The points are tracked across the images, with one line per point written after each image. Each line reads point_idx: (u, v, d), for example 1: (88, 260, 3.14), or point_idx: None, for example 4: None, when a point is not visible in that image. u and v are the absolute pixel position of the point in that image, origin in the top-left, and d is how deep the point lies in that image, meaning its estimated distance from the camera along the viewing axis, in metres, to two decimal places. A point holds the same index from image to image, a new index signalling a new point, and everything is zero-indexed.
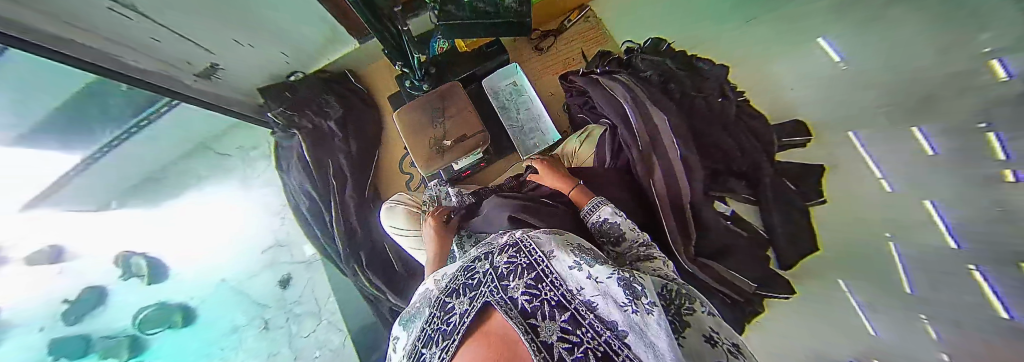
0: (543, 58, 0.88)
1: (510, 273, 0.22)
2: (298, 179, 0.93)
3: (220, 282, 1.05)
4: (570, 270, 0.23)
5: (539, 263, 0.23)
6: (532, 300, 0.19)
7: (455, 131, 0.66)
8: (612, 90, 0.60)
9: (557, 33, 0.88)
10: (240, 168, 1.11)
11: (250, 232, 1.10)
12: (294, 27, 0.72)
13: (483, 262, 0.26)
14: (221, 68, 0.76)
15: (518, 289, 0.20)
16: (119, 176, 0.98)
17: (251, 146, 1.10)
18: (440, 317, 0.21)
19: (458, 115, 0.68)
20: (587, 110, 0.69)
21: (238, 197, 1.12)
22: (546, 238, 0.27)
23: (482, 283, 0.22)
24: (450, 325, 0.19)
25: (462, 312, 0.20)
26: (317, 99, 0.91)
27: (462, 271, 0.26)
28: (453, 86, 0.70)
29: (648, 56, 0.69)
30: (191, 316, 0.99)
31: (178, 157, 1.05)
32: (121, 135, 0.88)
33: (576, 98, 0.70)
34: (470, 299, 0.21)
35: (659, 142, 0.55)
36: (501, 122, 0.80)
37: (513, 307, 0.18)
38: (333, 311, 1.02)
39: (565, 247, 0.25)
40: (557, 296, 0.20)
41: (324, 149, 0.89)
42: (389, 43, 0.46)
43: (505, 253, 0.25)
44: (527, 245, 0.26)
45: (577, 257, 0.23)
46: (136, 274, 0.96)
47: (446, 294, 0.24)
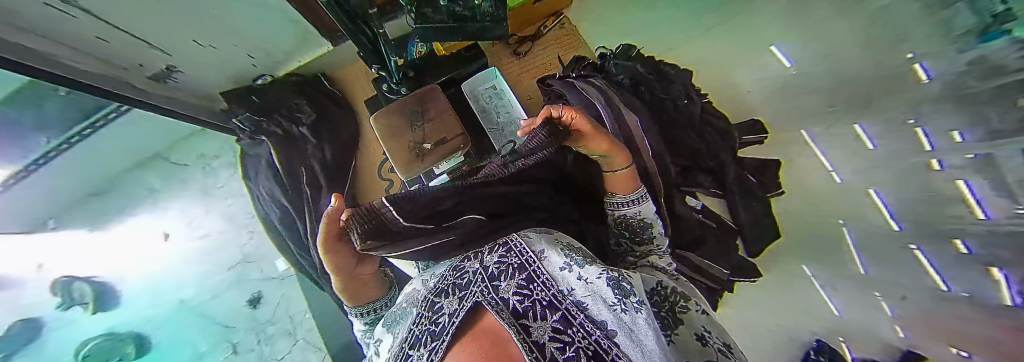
0: (521, 63, 0.85)
1: (501, 273, 0.23)
2: (268, 188, 0.88)
3: (178, 304, 0.95)
4: (561, 271, 0.23)
5: (530, 264, 0.23)
6: (524, 300, 0.19)
7: (435, 134, 0.68)
8: (586, 92, 0.60)
9: (535, 38, 0.86)
10: (200, 178, 1.02)
11: (212, 249, 1.00)
12: (262, 31, 0.69)
13: (472, 262, 0.26)
14: (179, 71, 0.72)
15: (510, 289, 0.21)
16: (57, 193, 0.86)
17: (212, 154, 1.01)
18: (429, 316, 0.21)
19: (439, 118, 0.69)
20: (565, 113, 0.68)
21: (196, 209, 1.01)
22: (536, 237, 0.28)
23: (472, 283, 0.22)
24: (438, 324, 0.19)
25: (451, 311, 0.20)
26: (288, 103, 0.87)
27: (451, 271, 0.26)
28: (433, 89, 0.71)
29: (620, 61, 0.67)
30: (145, 346, 0.91)
31: (127, 168, 0.96)
32: (56, 146, 0.76)
33: (552, 102, 0.67)
34: (459, 298, 0.21)
35: (634, 143, 0.55)
36: (482, 126, 0.78)
37: (505, 307, 0.19)
38: (310, 328, 0.96)
39: (557, 246, 0.26)
40: (549, 296, 0.20)
41: (296, 156, 0.86)
42: (365, 46, 0.44)
43: (496, 253, 0.26)
44: (517, 245, 0.26)
45: (568, 258, 0.24)
46: (76, 302, 0.89)
47: (435, 294, 0.24)
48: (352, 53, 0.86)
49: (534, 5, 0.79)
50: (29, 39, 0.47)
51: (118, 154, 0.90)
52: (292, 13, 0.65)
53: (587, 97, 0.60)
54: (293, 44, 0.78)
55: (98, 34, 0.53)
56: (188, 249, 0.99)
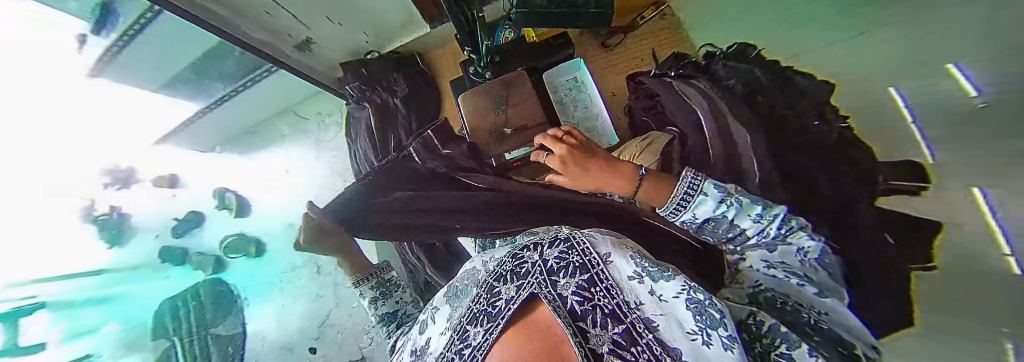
0: (609, 56, 0.87)
1: (560, 268, 0.23)
2: (362, 146, 1.01)
3: (286, 225, 1.18)
4: (630, 281, 0.22)
5: (594, 266, 0.23)
6: (583, 302, 0.20)
7: (517, 120, 0.77)
8: (682, 93, 0.70)
9: (629, 29, 0.86)
10: (315, 131, 1.30)
11: (317, 187, 1.24)
12: (373, 7, 0.82)
13: (530, 253, 0.27)
14: (314, 42, 0.90)
15: (568, 287, 0.22)
16: (227, 127, 1.20)
17: (327, 113, 1.26)
18: (487, 297, 0.24)
19: (522, 103, 0.77)
20: (653, 114, 0.74)
21: (310, 154, 1.29)
22: (601, 238, 0.26)
23: (529, 273, 0.24)
24: (495, 307, 0.22)
25: (507, 297, 0.22)
26: (388, 77, 0.99)
27: (510, 258, 0.28)
28: (518, 75, 0.78)
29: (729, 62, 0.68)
30: (262, 249, 1.13)
31: (271, 116, 1.27)
32: (235, 89, 1.08)
33: (642, 101, 0.77)
34: (516, 286, 0.23)
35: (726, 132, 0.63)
36: (559, 118, 0.80)
37: (560, 305, 0.20)
38: None
39: (626, 253, 0.24)
40: (612, 304, 0.20)
41: (388, 123, 0.98)
42: (463, 27, 0.47)
43: (556, 247, 0.26)
44: (580, 242, 0.26)
45: (638, 268, 0.23)
46: (226, 207, 1.13)
47: (494, 278, 0.27)
48: (446, 34, 0.95)
49: None
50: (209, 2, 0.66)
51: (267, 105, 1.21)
52: None
53: (682, 97, 0.70)
54: (399, 25, 0.92)
55: (267, 10, 0.74)
56: (292, 186, 1.25)
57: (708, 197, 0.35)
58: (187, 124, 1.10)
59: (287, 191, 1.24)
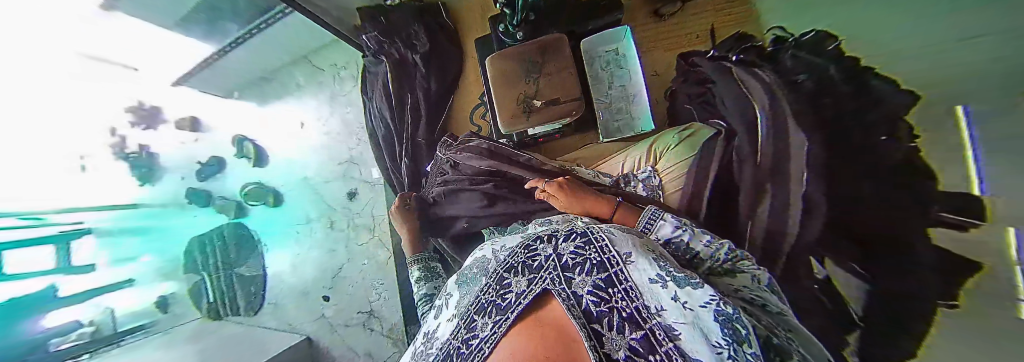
0: (658, 27, 0.78)
1: (574, 265, 0.24)
2: (378, 105, 0.99)
3: (302, 178, 1.24)
4: (651, 284, 0.20)
5: (611, 265, 0.22)
6: (598, 303, 0.20)
7: (549, 93, 0.66)
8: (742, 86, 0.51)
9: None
10: (331, 84, 1.22)
11: (332, 142, 1.24)
12: None
13: (544, 246, 0.27)
14: None
15: (583, 287, 0.22)
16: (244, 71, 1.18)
17: (342, 64, 1.19)
18: (498, 288, 0.26)
19: (557, 74, 0.67)
20: (702, 101, 0.63)
21: (325, 108, 1.24)
22: (621, 235, 0.25)
23: (542, 268, 0.25)
24: (506, 300, 0.24)
25: (519, 291, 0.24)
26: (408, 30, 0.93)
27: (522, 249, 0.28)
28: (557, 39, 0.67)
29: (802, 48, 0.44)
30: (279, 199, 1.22)
31: (284, 63, 1.20)
32: (248, 31, 1.02)
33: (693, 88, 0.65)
34: (528, 280, 0.24)
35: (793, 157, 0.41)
36: (592, 96, 0.75)
37: (575, 304, 0.20)
38: (385, 230, 1.15)
39: (646, 252, 0.22)
40: (630, 307, 0.19)
41: (406, 82, 0.94)
42: None
43: (572, 241, 0.26)
44: (597, 238, 0.25)
45: (662, 268, 0.20)
46: (243, 155, 1.21)
47: (504, 269, 0.27)
48: None
49: None
50: None
51: (283, 52, 1.15)
52: None
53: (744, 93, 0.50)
54: None
55: None
56: (308, 138, 1.25)
57: (665, 223, 0.37)
58: (203, 66, 1.09)
59: (304, 142, 1.25)
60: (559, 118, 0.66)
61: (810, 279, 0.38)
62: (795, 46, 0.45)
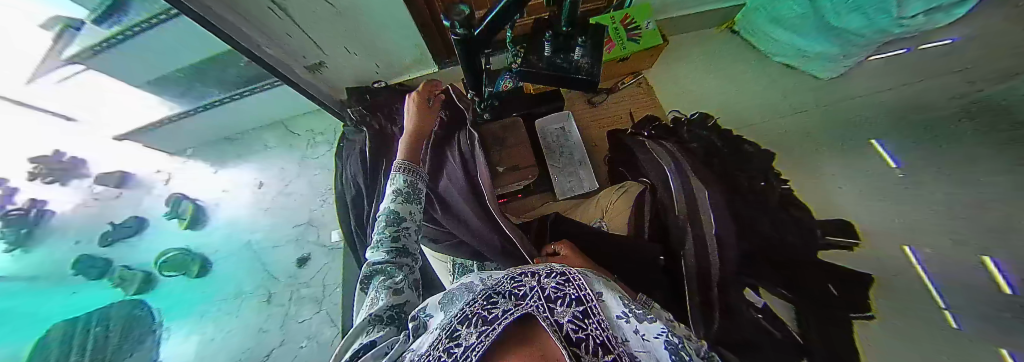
0: (593, 110, 1.01)
1: (557, 299, 0.24)
2: (351, 169, 0.99)
3: (245, 244, 1.08)
4: (618, 319, 0.24)
5: (587, 300, 0.25)
6: (578, 331, 0.22)
7: (509, 160, 0.76)
8: (655, 153, 0.71)
9: (611, 91, 1.03)
10: (302, 146, 1.25)
11: (289, 206, 1.15)
12: (392, 48, 0.89)
13: (529, 278, 0.27)
14: (325, 66, 0.93)
15: (565, 316, 0.23)
16: (208, 131, 1.14)
17: (319, 130, 1.25)
18: (481, 305, 0.25)
19: (516, 147, 0.77)
20: (627, 165, 0.80)
21: (291, 170, 1.22)
22: (593, 277, 0.29)
23: (528, 296, 0.25)
24: (493, 314, 0.23)
25: (506, 310, 0.23)
26: (390, 106, 1.02)
27: (508, 279, 0.28)
28: (515, 121, 0.80)
29: (694, 129, 0.73)
30: (207, 269, 1.01)
31: (257, 127, 1.22)
32: (219, 99, 1.04)
33: (621, 154, 0.82)
34: (516, 304, 0.24)
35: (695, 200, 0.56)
36: (546, 162, 0.86)
37: (559, 330, 0.21)
38: (336, 302, 1.01)
39: (613, 293, 0.27)
40: (602, 336, 0.22)
41: (382, 149, 0.96)
42: (471, 70, 0.51)
43: (553, 277, 0.27)
44: (576, 278, 0.27)
45: (627, 309, 0.25)
46: (176, 216, 1.04)
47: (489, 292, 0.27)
48: (454, 77, 1.05)
49: (617, 62, 0.92)
50: (229, 16, 0.69)
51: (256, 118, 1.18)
52: (419, 40, 0.86)
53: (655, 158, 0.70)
54: (409, 63, 0.98)
55: (288, 33, 0.78)
56: (263, 203, 1.16)
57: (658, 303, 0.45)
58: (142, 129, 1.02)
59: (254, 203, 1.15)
60: (519, 182, 0.75)
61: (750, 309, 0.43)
62: (690, 123, 0.75)
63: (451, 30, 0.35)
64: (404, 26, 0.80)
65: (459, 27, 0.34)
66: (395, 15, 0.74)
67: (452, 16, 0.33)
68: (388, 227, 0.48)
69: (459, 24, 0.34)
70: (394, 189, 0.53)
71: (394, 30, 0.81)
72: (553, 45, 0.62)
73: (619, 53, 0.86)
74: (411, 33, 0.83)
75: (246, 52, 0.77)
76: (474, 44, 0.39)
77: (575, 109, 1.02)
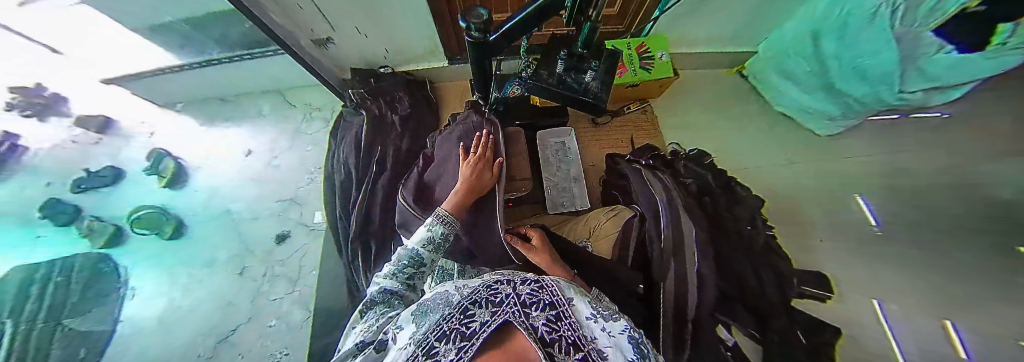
0: (595, 130, 0.99)
1: (532, 304, 0.23)
2: (345, 150, 0.98)
3: (225, 211, 1.05)
4: (587, 319, 0.23)
5: (560, 304, 0.24)
6: (551, 332, 0.20)
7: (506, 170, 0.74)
8: (651, 182, 0.67)
9: (616, 114, 1.01)
10: (298, 119, 1.22)
11: (277, 179, 1.13)
12: (404, 37, 0.89)
13: (505, 286, 0.25)
14: (333, 42, 0.91)
15: (540, 319, 0.21)
16: (204, 89, 1.13)
17: (318, 105, 1.23)
18: (458, 318, 0.21)
19: (515, 158, 0.76)
20: (621, 190, 0.77)
21: (283, 141, 1.19)
22: (565, 285, 0.28)
23: (505, 303, 0.22)
24: (470, 328, 0.19)
25: (483, 320, 0.20)
26: (393, 93, 1.01)
27: (484, 288, 0.25)
28: (517, 131, 0.79)
29: (690, 163, 0.75)
30: (182, 231, 0.97)
31: (253, 91, 1.19)
32: (218, 58, 1.02)
33: (616, 176, 0.80)
34: (491, 312, 0.21)
35: (680, 228, 0.54)
36: (541, 174, 0.85)
37: (534, 333, 0.19)
38: (310, 284, 0.99)
39: (583, 297, 0.26)
40: (573, 336, 0.20)
41: (380, 136, 0.95)
42: (480, 71, 0.49)
43: (527, 284, 0.25)
44: (549, 284, 0.26)
45: (594, 310, 0.24)
46: (156, 172, 1.01)
47: (467, 302, 0.23)
48: (461, 73, 1.07)
49: (625, 87, 0.92)
50: None
51: (255, 81, 1.14)
52: (433, 33, 0.86)
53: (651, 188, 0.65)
54: (419, 53, 0.98)
55: (300, 4, 0.73)
56: (249, 171, 1.13)
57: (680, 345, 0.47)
58: (132, 75, 1.00)
59: (238, 169, 1.12)
60: (512, 193, 0.73)
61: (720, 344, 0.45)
62: (687, 158, 0.77)
63: (469, 37, 0.34)
64: (421, 20, 0.80)
65: (476, 31, 0.33)
66: (414, 8, 0.74)
67: (471, 19, 0.31)
68: (407, 267, 0.44)
69: (478, 28, 0.32)
70: (427, 234, 0.46)
71: (409, 21, 0.81)
72: (567, 64, 0.61)
73: (630, 78, 0.86)
74: (427, 26, 0.83)
75: (255, 18, 0.72)
76: (487, 46, 0.38)
77: (577, 126, 1.00)
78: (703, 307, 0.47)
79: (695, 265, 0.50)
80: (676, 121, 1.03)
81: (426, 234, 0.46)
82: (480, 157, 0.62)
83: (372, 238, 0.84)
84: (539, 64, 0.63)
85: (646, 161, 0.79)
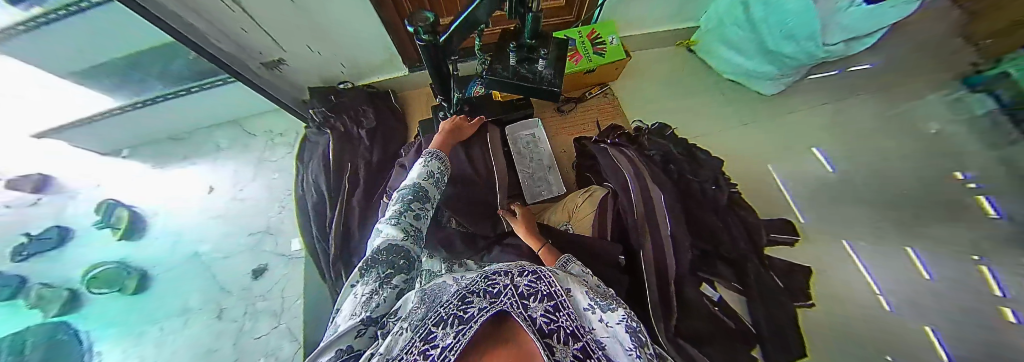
0: (563, 118, 1.02)
1: (530, 294, 0.22)
2: (312, 171, 0.94)
3: (193, 254, 1.01)
4: (585, 311, 0.24)
5: (557, 296, 0.23)
6: (550, 323, 0.19)
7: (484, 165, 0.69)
8: (616, 158, 0.66)
9: (578, 101, 1.05)
10: (260, 148, 1.16)
11: (246, 212, 1.08)
12: (357, 50, 0.87)
13: (502, 277, 0.24)
14: (284, 63, 0.87)
15: (538, 310, 0.20)
16: (150, 130, 1.06)
17: (280, 131, 1.18)
18: (455, 305, 0.19)
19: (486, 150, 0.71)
20: (593, 170, 0.79)
21: (247, 173, 1.13)
22: (563, 275, 0.28)
23: (502, 293, 0.21)
24: (467, 313, 0.17)
25: (481, 307, 0.18)
26: (354, 108, 0.98)
27: (481, 279, 0.24)
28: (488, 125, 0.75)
29: (653, 138, 0.77)
30: (146, 284, 0.94)
31: (205, 126, 1.13)
32: (163, 93, 0.96)
33: (587, 160, 0.81)
34: (489, 301, 0.19)
35: (648, 194, 0.57)
36: (513, 165, 0.82)
37: (532, 324, 0.18)
38: (295, 316, 0.94)
39: (581, 288, 0.27)
40: (572, 326, 0.20)
41: (347, 151, 0.92)
42: (436, 76, 0.50)
43: (524, 275, 0.25)
44: (546, 275, 0.26)
45: (592, 300, 0.25)
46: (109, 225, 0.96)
47: (463, 294, 0.21)
48: (422, 80, 1.06)
49: (585, 74, 0.95)
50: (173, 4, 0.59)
51: (205, 114, 1.07)
52: (389, 44, 0.85)
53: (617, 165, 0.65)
54: (376, 65, 0.96)
55: (244, 27, 0.69)
56: (212, 209, 1.08)
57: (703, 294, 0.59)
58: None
59: (199, 208, 1.07)
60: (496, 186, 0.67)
61: (698, 297, 0.52)
62: (649, 132, 0.80)
63: (419, 40, 0.34)
64: (375, 33, 0.79)
65: (426, 33, 0.32)
66: (366, 21, 0.74)
67: (414, 22, 0.30)
68: (413, 201, 0.44)
69: (427, 31, 0.32)
70: (424, 168, 0.50)
71: (361, 34, 0.79)
72: (517, 57, 0.58)
73: (585, 65, 0.89)
74: (382, 38, 0.82)
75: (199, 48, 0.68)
76: (438, 48, 0.38)
77: (544, 116, 1.02)
78: (680, 264, 0.52)
79: (666, 226, 0.53)
80: (642, 99, 1.07)
81: (425, 169, 0.50)
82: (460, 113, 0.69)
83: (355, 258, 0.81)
84: (493, 60, 0.63)
85: (612, 140, 0.79)
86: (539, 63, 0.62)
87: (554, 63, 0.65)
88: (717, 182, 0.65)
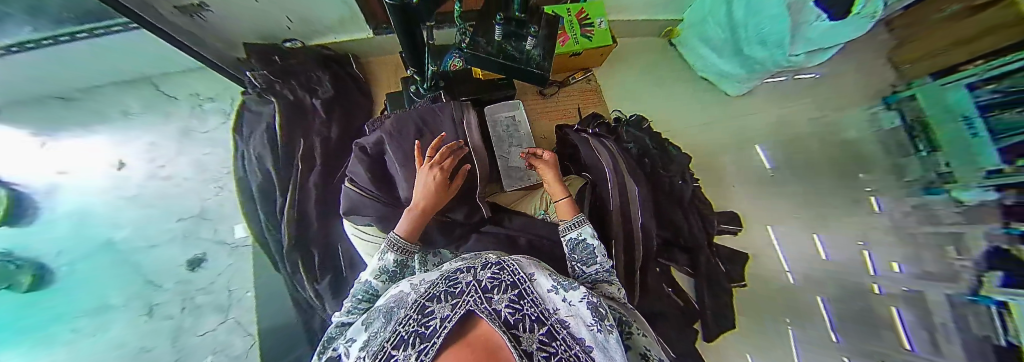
0: (545, 102, 1.00)
1: (493, 287, 0.22)
2: (257, 147, 0.82)
3: (106, 243, 0.87)
4: (548, 292, 0.24)
5: (521, 284, 0.24)
6: (515, 313, 0.20)
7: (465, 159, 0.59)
8: (595, 149, 0.66)
9: (561, 85, 1.02)
10: (184, 116, 0.99)
11: (171, 193, 0.93)
12: (311, 4, 0.73)
13: (464, 274, 0.24)
14: (206, 9, 0.70)
15: (501, 302, 0.20)
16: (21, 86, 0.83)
17: (206, 95, 1.00)
18: (416, 319, 0.19)
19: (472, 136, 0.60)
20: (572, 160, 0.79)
21: (167, 146, 0.97)
22: (525, 262, 0.28)
23: (464, 292, 0.21)
24: (429, 327, 0.17)
25: (443, 315, 0.18)
26: (307, 74, 0.86)
27: (441, 280, 0.24)
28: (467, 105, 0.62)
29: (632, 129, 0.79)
30: None
31: (105, 84, 0.92)
32: None
33: (567, 149, 0.82)
34: (452, 305, 0.19)
35: (625, 183, 0.59)
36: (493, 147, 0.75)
37: (498, 317, 0.18)
38: (247, 309, 0.87)
39: (545, 271, 0.27)
40: (537, 312, 0.21)
41: (300, 126, 0.81)
42: (409, 43, 0.44)
43: (487, 269, 0.25)
44: (510, 265, 0.26)
45: (556, 282, 0.25)
46: None
47: (426, 299, 0.21)
48: (389, 46, 0.95)
49: (569, 57, 0.92)
50: None
51: (105, 70, 0.89)
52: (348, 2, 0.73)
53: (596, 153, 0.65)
54: (335, 21, 0.83)
55: None
56: (124, 188, 0.91)
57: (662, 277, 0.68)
58: None
59: (105, 188, 0.90)
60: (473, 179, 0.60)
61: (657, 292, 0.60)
62: (627, 124, 0.82)
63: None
64: None
65: None
66: None
67: None
68: (363, 301, 0.40)
69: None
70: (378, 264, 0.41)
71: None
72: (504, 31, 0.55)
73: (571, 47, 0.87)
74: None
75: None
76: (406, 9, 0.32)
77: (526, 98, 0.99)
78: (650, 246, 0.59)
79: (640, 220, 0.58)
80: (620, 89, 1.09)
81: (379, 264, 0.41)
82: (436, 167, 0.48)
83: (317, 248, 0.75)
84: (475, 30, 0.57)
85: (593, 129, 0.79)
86: (528, 42, 0.58)
87: (543, 42, 0.60)
88: (684, 176, 0.70)
